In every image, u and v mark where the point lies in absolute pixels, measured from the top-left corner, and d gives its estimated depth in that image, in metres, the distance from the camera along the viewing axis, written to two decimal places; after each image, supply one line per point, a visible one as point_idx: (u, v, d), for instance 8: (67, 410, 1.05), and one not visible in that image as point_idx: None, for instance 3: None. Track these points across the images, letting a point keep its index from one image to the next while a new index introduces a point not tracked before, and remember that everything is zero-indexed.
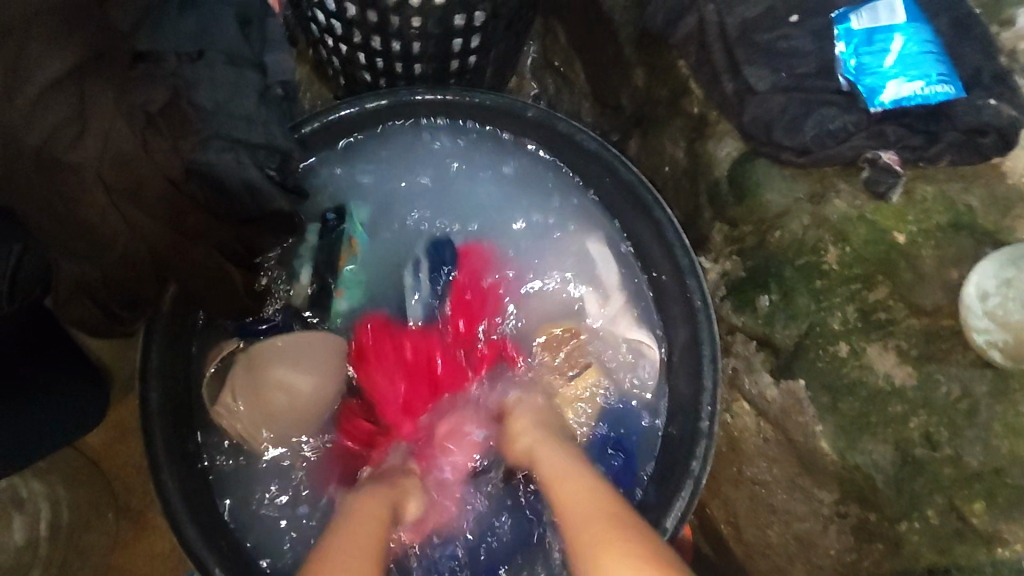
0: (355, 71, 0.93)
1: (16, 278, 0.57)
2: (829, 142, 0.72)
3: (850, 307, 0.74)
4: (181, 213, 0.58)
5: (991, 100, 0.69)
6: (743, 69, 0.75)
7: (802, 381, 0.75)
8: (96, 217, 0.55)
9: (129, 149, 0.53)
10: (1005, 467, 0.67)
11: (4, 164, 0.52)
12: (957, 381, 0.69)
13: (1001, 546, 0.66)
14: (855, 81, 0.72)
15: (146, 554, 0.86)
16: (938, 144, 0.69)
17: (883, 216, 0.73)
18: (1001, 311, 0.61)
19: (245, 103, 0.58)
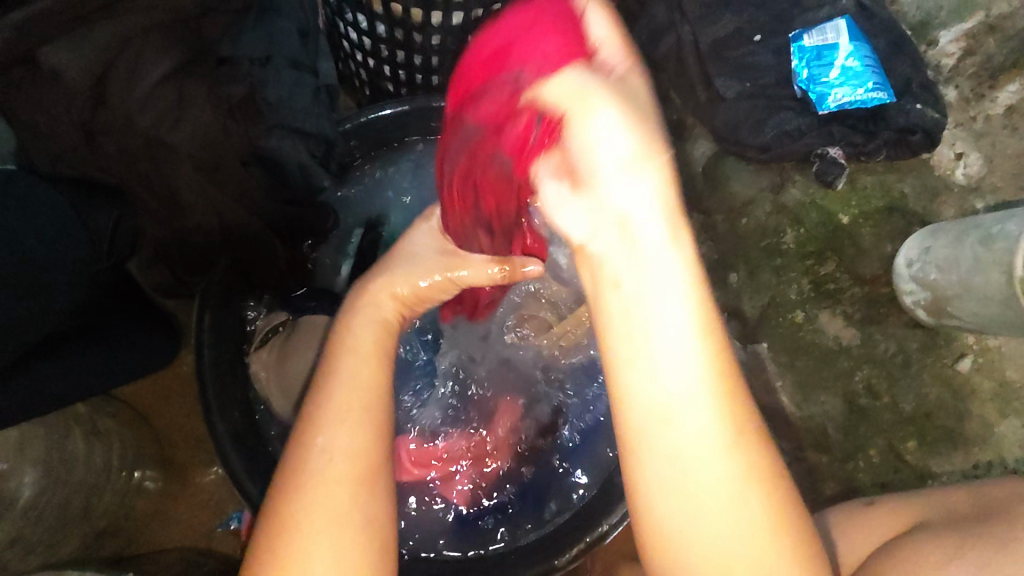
0: (379, 82, 1.06)
1: (115, 239, 0.68)
2: (786, 140, 0.85)
3: (805, 280, 0.86)
4: (247, 190, 0.74)
5: (918, 106, 0.82)
6: (715, 80, 0.88)
7: (765, 344, 0.88)
8: (182, 190, 0.70)
9: (214, 133, 0.68)
10: (934, 411, 0.79)
11: (112, 145, 0.65)
12: (894, 339, 0.81)
13: (931, 478, 0.79)
14: (807, 89, 0.85)
15: (191, 502, 0.99)
16: (875, 142, 0.83)
17: (831, 201, 0.86)
18: (922, 273, 0.73)
19: (301, 100, 0.74)
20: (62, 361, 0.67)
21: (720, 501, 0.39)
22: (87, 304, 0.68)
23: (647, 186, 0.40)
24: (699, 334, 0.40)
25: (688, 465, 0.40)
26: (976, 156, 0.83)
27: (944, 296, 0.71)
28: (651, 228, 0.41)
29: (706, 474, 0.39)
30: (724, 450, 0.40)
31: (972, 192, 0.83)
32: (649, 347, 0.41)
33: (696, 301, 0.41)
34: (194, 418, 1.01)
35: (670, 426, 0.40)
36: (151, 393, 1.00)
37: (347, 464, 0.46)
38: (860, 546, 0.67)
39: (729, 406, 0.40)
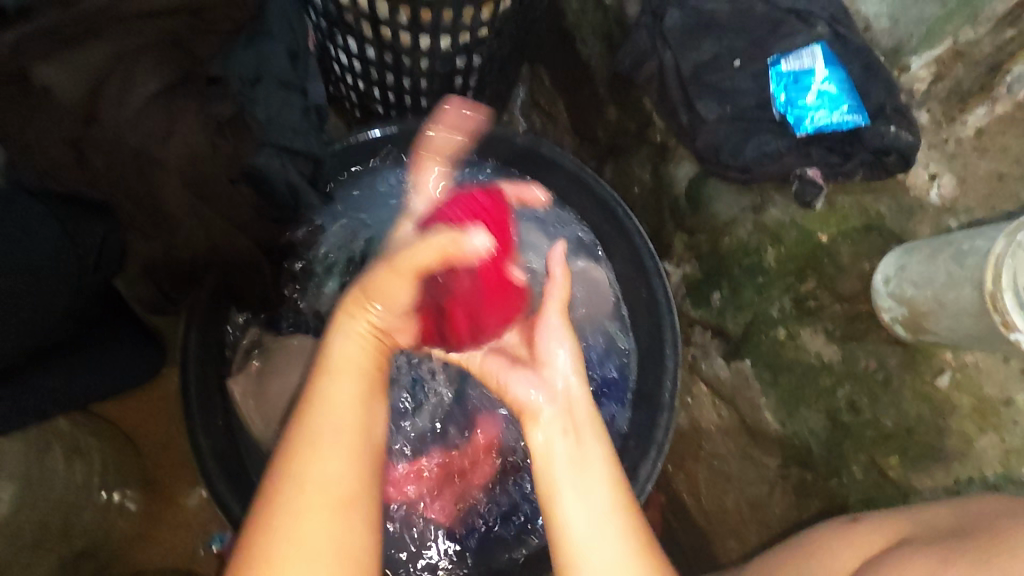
0: (369, 104, 1.08)
1: (101, 253, 0.69)
2: (766, 161, 0.87)
3: (786, 297, 0.88)
4: (235, 207, 0.74)
5: (892, 127, 0.84)
6: (696, 104, 0.91)
7: (749, 362, 0.91)
8: (170, 206, 0.70)
9: (203, 150, 0.68)
10: (914, 427, 0.80)
11: (100, 160, 0.66)
12: (874, 355, 0.82)
13: (914, 493, 0.79)
14: (785, 113, 0.87)
15: (174, 523, 0.97)
16: (851, 162, 0.85)
17: (810, 220, 0.87)
18: (899, 290, 0.74)
19: (290, 119, 0.75)
20: (48, 376, 0.68)
21: (620, 561, 0.58)
22: (75, 318, 0.69)
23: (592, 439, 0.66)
24: (613, 485, 0.62)
25: (593, 501, 0.61)
26: (949, 177, 0.85)
27: (921, 311, 0.72)
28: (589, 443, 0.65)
29: (609, 559, 0.58)
30: (617, 506, 0.61)
31: (947, 211, 0.85)
32: (583, 479, 0.63)
33: (617, 493, 0.62)
34: (179, 436, 1.00)
35: (585, 474, 0.63)
36: (136, 412, 0.99)
37: (335, 491, 0.53)
38: (844, 561, 0.66)
39: (640, 543, 0.60)
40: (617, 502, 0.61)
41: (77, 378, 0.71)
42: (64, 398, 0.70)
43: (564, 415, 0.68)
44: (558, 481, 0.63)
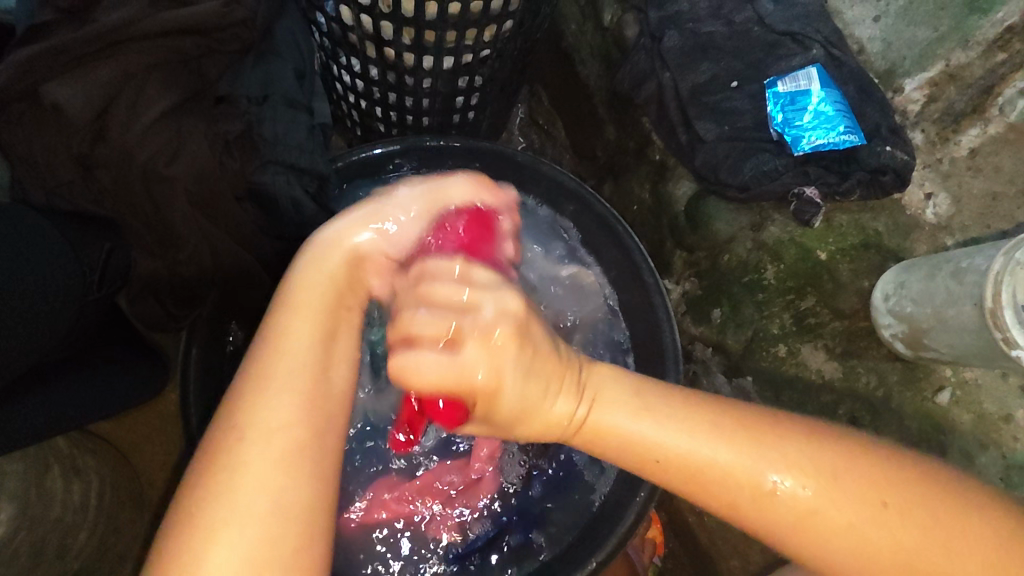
0: (371, 123, 1.09)
1: (107, 271, 0.69)
2: (764, 180, 0.88)
3: (787, 314, 0.88)
4: (240, 225, 0.75)
5: (888, 147, 0.86)
6: (695, 123, 0.93)
7: (750, 378, 0.92)
8: (177, 222, 0.72)
9: (209, 167, 0.70)
10: (916, 444, 0.80)
11: (108, 178, 0.67)
12: (874, 372, 0.83)
13: None
14: (783, 132, 0.88)
15: (169, 545, 0.96)
16: (849, 181, 0.86)
17: (810, 238, 0.88)
18: (898, 307, 0.75)
19: (297, 136, 0.74)
20: (55, 396, 0.67)
21: (725, 459, 0.54)
22: (79, 333, 0.70)
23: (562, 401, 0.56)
24: (619, 388, 0.58)
25: (678, 459, 0.55)
26: (944, 197, 0.87)
27: (921, 328, 0.73)
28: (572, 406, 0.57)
29: (720, 459, 0.54)
30: (670, 410, 0.56)
31: (943, 230, 0.86)
32: (633, 427, 0.56)
33: (639, 396, 0.57)
34: (177, 456, 0.99)
35: (695, 454, 0.54)
36: (134, 431, 0.99)
37: (282, 496, 0.49)
38: None
39: (717, 445, 0.54)
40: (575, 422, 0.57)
41: (83, 397, 0.71)
42: (76, 416, 0.69)
43: (508, 346, 0.54)
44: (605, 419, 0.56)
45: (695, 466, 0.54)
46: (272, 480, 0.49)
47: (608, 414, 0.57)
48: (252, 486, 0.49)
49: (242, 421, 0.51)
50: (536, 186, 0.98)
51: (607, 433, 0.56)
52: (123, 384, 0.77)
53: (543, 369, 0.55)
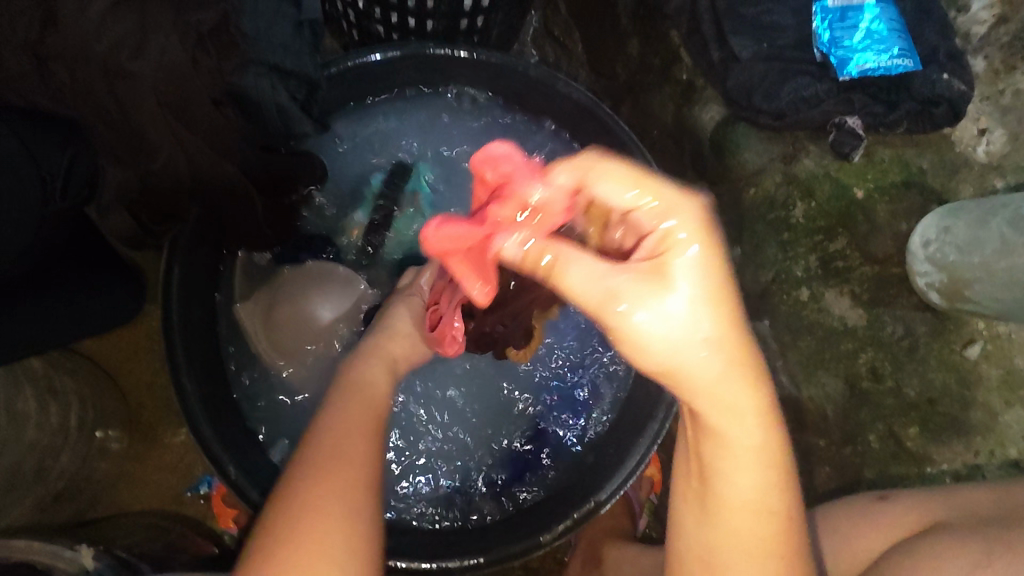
0: (369, 26, 0.98)
1: (70, 178, 0.63)
2: (802, 106, 0.80)
3: (813, 256, 0.82)
4: (219, 131, 0.67)
5: (944, 76, 0.77)
6: (730, 39, 0.82)
7: (766, 323, 0.86)
8: (146, 125, 0.64)
9: (181, 64, 0.62)
10: (937, 398, 0.76)
11: (65, 71, 0.59)
12: (901, 322, 0.78)
13: (929, 466, 0.76)
14: (828, 53, 0.79)
15: (159, 464, 0.94)
16: (897, 112, 0.77)
17: (846, 173, 0.81)
18: (939, 254, 0.69)
19: (280, 33, 0.67)
20: (41, 320, 0.67)
21: (729, 385, 0.41)
22: (46, 247, 0.65)
23: (699, 297, 0.40)
24: (715, 311, 0.40)
25: (701, 386, 0.42)
26: (1000, 133, 0.78)
27: (962, 279, 0.67)
28: (696, 326, 0.40)
29: (710, 366, 0.41)
30: (727, 344, 0.41)
31: (993, 170, 0.78)
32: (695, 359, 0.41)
33: (713, 299, 0.40)
34: (163, 378, 0.96)
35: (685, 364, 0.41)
36: (118, 350, 0.95)
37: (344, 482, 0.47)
38: (873, 543, 0.64)
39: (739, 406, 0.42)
40: (712, 290, 0.40)
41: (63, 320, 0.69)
42: (53, 334, 0.69)
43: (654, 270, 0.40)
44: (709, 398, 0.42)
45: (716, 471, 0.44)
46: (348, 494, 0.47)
47: (690, 379, 0.41)
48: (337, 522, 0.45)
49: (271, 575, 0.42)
50: (560, 110, 0.87)
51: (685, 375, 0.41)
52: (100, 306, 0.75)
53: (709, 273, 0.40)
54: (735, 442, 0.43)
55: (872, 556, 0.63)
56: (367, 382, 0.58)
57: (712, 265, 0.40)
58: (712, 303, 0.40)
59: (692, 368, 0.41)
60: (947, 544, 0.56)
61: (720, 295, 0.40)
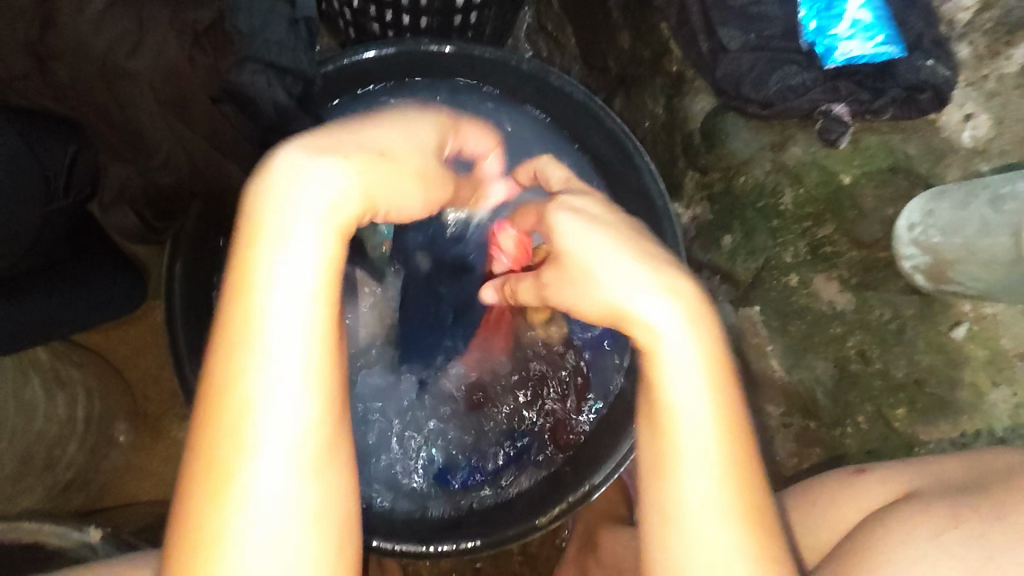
0: (364, 22, 0.99)
1: (72, 173, 0.67)
2: (790, 96, 0.81)
3: (802, 243, 0.84)
4: (216, 129, 0.70)
5: (929, 62, 0.77)
6: (718, 29, 0.83)
7: (757, 308, 0.88)
8: (146, 123, 0.67)
9: (178, 63, 0.64)
10: (925, 378, 0.78)
11: (65, 71, 0.61)
12: (889, 305, 0.79)
13: (917, 444, 0.78)
14: (814, 43, 0.81)
15: (167, 453, 0.97)
16: (882, 99, 0.78)
17: (833, 160, 0.82)
18: (923, 237, 0.70)
19: (277, 29, 0.66)
20: (52, 308, 0.69)
21: (703, 483, 0.50)
22: (52, 242, 0.67)
23: (701, 380, 0.51)
24: (717, 448, 0.51)
25: (677, 450, 0.51)
26: (985, 118, 0.78)
27: (946, 260, 0.69)
28: (690, 390, 0.51)
29: (697, 435, 0.51)
30: (729, 478, 0.51)
31: (979, 154, 0.79)
32: (687, 477, 0.51)
33: (723, 441, 0.51)
34: (169, 370, 0.98)
35: (677, 414, 0.51)
36: (122, 345, 0.97)
37: (304, 421, 0.45)
38: (848, 513, 0.65)
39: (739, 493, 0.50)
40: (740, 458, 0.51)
41: (74, 309, 0.72)
42: (59, 326, 0.71)
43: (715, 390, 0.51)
44: (681, 462, 0.51)
45: (685, 465, 0.51)
46: (308, 444, 0.45)
47: (684, 434, 0.51)
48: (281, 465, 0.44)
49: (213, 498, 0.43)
50: (554, 104, 0.89)
51: (668, 415, 0.52)
52: (106, 296, 0.77)
53: (727, 385, 0.52)
54: (706, 507, 0.50)
55: (849, 526, 0.65)
56: (318, 229, 0.47)
57: (722, 386, 0.52)
58: (713, 387, 0.51)
59: (671, 367, 0.51)
60: (916, 517, 0.57)
61: (725, 437, 0.51)
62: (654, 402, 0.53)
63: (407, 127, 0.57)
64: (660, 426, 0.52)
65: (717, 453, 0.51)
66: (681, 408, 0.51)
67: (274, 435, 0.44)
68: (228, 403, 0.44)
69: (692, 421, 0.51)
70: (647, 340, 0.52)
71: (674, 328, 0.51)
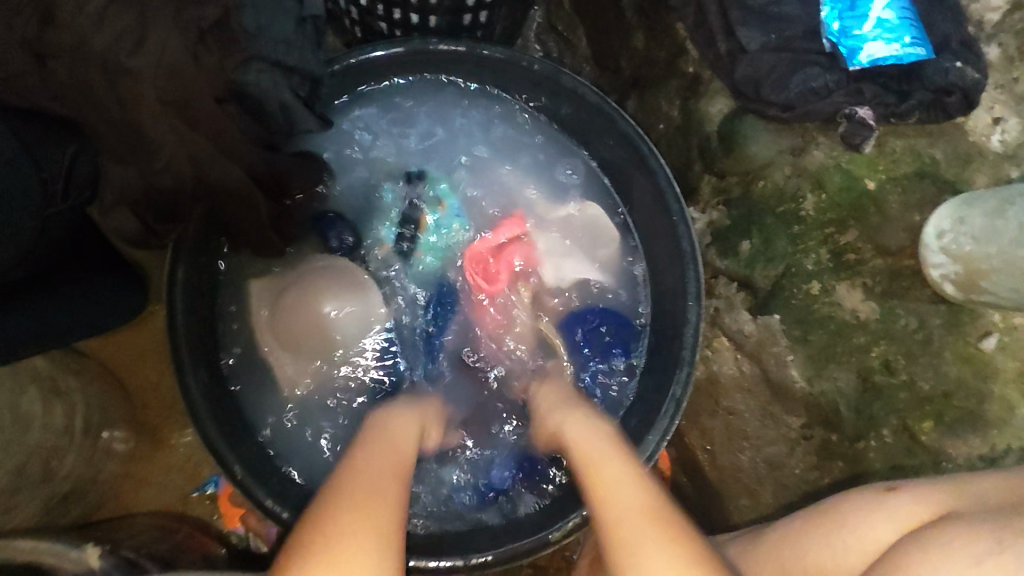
0: (371, 22, 0.97)
1: (71, 175, 0.63)
2: (812, 98, 0.78)
3: (824, 250, 0.81)
4: (222, 131, 0.67)
5: (958, 63, 0.75)
6: (738, 30, 0.81)
7: (777, 317, 0.83)
8: (146, 123, 0.64)
9: (182, 60, 0.62)
10: (953, 391, 0.75)
11: (63, 70, 0.60)
12: (915, 315, 0.77)
13: (945, 459, 0.75)
14: (837, 43, 0.78)
15: (166, 464, 0.95)
16: (908, 103, 0.76)
17: (857, 165, 0.80)
18: (954, 245, 0.68)
19: (282, 29, 0.66)
20: (48, 314, 0.67)
21: (661, 558, 0.49)
22: (49, 245, 0.64)
23: (628, 469, 0.58)
24: (652, 502, 0.54)
25: (634, 543, 0.51)
26: (1015, 122, 0.77)
27: (978, 269, 0.65)
28: (622, 470, 0.57)
29: (643, 532, 0.51)
30: (672, 543, 0.50)
31: (1008, 159, 0.76)
32: (649, 565, 0.49)
33: (669, 529, 0.51)
34: (170, 377, 0.95)
35: (606, 500, 0.55)
36: (122, 351, 0.95)
37: (377, 490, 0.52)
38: (882, 533, 0.63)
39: (698, 556, 0.49)
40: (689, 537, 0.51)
41: (74, 315, 0.69)
42: (58, 333, 0.68)
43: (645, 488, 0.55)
44: (631, 540, 0.51)
45: (620, 535, 0.52)
46: (369, 539, 0.48)
47: (617, 508, 0.54)
48: (334, 542, 0.48)
49: (282, 573, 0.46)
50: (564, 104, 0.86)
51: (599, 494, 0.56)
52: (108, 304, 0.74)
53: (649, 479, 0.57)
54: (642, 547, 0.50)
55: (880, 546, 0.62)
56: (407, 403, 0.72)
57: (627, 454, 0.60)
58: (637, 470, 0.58)
59: (608, 476, 0.57)
60: (953, 537, 0.56)
61: (650, 486, 0.56)
62: (602, 502, 0.55)
63: (382, 430, 0.64)
64: (613, 526, 0.53)
65: (671, 538, 0.50)
66: (621, 495, 0.55)
67: (345, 516, 0.49)
68: (354, 511, 0.50)
69: (631, 518, 0.53)
70: (603, 483, 0.57)
71: (615, 454, 0.59)
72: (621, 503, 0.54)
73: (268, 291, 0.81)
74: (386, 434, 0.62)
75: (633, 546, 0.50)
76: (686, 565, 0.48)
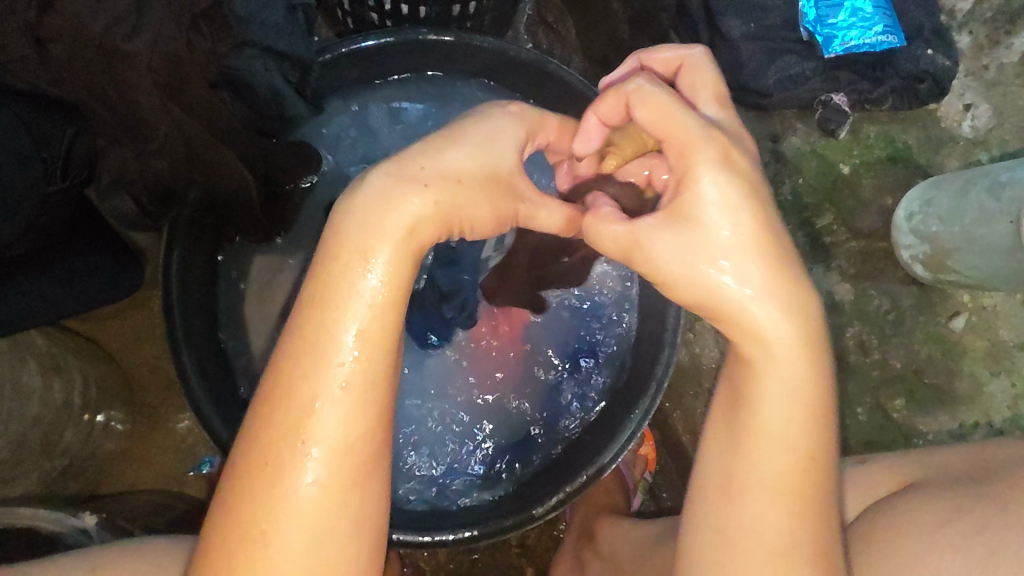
0: (363, 13, 0.99)
1: (69, 157, 0.67)
2: (789, 85, 0.81)
3: (800, 233, 0.82)
4: (215, 114, 0.69)
5: (929, 51, 0.78)
6: (718, 19, 0.83)
7: None
8: (144, 106, 0.65)
9: (176, 44, 0.63)
10: (924, 368, 0.78)
11: (62, 53, 0.60)
12: (888, 295, 0.79)
13: (916, 436, 0.78)
14: (814, 32, 0.80)
15: (162, 445, 0.97)
16: (882, 88, 0.79)
17: (833, 150, 0.82)
18: (922, 226, 0.70)
19: (273, 15, 0.70)
20: (48, 290, 0.69)
21: (779, 453, 0.48)
22: (48, 223, 0.67)
23: (788, 337, 0.47)
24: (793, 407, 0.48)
25: (754, 455, 0.48)
26: (986, 108, 0.79)
27: (945, 249, 0.68)
28: (777, 328, 0.47)
29: (776, 424, 0.48)
30: (794, 468, 0.48)
31: (978, 144, 0.79)
32: (758, 443, 0.48)
33: (807, 420, 0.48)
34: (166, 359, 0.98)
35: (759, 363, 0.48)
36: (119, 334, 0.97)
37: (360, 400, 0.45)
38: (851, 502, 0.65)
39: (799, 466, 0.48)
40: (811, 431, 0.48)
41: (72, 291, 0.72)
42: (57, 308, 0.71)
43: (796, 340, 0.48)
44: (758, 437, 0.48)
45: (745, 443, 0.49)
46: (358, 453, 0.45)
47: (760, 420, 0.48)
48: (325, 452, 0.44)
49: (263, 470, 0.44)
50: (550, 93, 0.88)
51: (745, 382, 0.49)
52: (105, 282, 0.76)
53: (808, 362, 0.48)
54: (773, 439, 0.48)
55: (849, 515, 0.65)
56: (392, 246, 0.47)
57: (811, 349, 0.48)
58: (806, 355, 0.48)
59: (766, 384, 0.48)
60: (917, 506, 0.57)
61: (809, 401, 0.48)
62: (738, 381, 0.50)
63: (473, 134, 0.51)
64: (734, 423, 0.49)
65: (786, 456, 0.48)
66: (762, 337, 0.48)
67: (331, 422, 0.45)
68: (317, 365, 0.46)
69: (764, 432, 0.48)
70: (750, 348, 0.48)
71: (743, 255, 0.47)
72: (766, 417, 0.48)
73: (264, 271, 0.89)
74: (364, 328, 0.46)
75: (750, 448, 0.48)
76: (794, 513, 0.48)
